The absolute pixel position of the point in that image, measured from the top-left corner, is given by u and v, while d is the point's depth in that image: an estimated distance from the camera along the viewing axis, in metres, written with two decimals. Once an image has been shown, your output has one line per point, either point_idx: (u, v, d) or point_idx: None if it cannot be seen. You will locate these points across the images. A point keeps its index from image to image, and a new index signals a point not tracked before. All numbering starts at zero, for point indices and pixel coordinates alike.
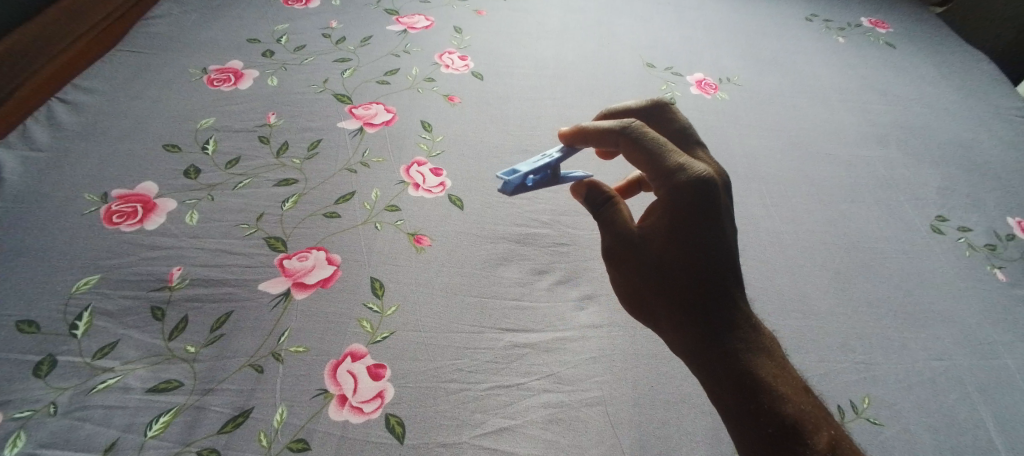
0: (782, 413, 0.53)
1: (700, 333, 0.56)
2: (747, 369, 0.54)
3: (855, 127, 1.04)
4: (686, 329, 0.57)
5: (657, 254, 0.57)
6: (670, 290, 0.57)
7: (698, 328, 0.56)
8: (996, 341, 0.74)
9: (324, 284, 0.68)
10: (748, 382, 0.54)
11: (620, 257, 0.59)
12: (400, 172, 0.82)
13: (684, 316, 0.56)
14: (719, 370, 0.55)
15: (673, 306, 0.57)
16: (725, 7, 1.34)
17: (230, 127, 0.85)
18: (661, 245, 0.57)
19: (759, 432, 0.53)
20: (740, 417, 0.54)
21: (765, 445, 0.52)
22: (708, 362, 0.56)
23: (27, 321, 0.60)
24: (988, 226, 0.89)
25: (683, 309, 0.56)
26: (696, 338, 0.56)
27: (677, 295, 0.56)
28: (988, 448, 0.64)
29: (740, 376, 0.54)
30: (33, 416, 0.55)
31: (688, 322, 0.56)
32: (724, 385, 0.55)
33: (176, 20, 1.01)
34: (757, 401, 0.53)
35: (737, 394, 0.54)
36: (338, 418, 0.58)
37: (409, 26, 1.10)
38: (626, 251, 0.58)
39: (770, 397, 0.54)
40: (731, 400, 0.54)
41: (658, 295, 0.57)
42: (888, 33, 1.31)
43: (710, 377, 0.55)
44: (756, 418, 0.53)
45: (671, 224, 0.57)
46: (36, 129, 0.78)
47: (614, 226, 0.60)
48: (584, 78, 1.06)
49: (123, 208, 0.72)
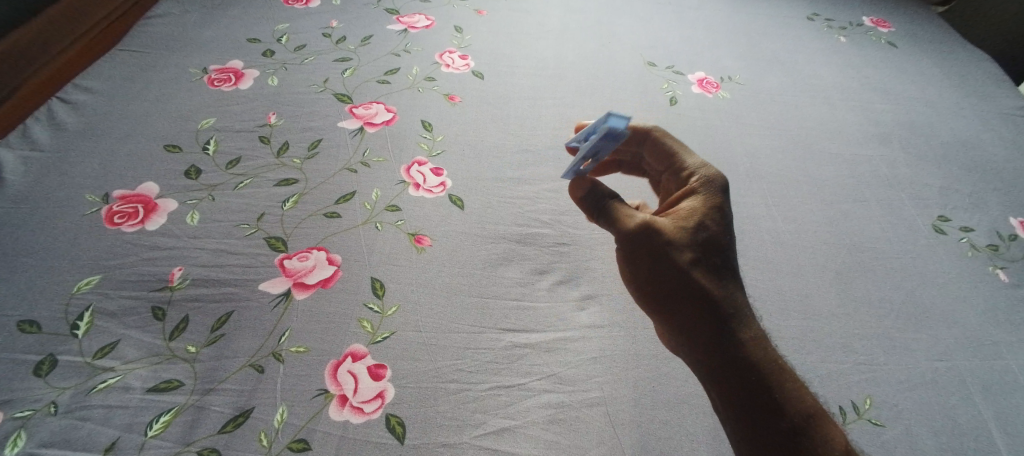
0: (798, 410, 0.51)
1: (716, 328, 0.54)
2: (761, 366, 0.53)
3: (857, 126, 1.04)
4: (700, 323, 0.55)
5: (676, 242, 0.56)
6: (687, 282, 0.55)
7: (713, 322, 0.54)
8: (998, 341, 0.74)
9: (324, 284, 0.68)
10: (763, 378, 0.52)
11: (634, 245, 0.57)
12: (400, 172, 0.82)
13: (700, 309, 0.55)
14: (734, 366, 0.53)
15: (690, 298, 0.55)
16: (727, 7, 1.33)
17: (231, 126, 0.85)
18: (680, 234, 0.56)
19: (773, 429, 0.51)
20: (755, 413, 0.52)
21: (778, 442, 0.50)
22: (722, 357, 0.53)
23: (28, 322, 0.60)
24: (990, 226, 0.88)
25: (699, 301, 0.55)
26: (711, 332, 0.54)
27: (695, 285, 0.55)
28: (990, 449, 0.64)
29: (754, 371, 0.53)
30: (33, 415, 0.55)
31: (704, 315, 0.54)
32: (739, 380, 0.52)
33: (177, 20, 1.01)
34: (772, 397, 0.52)
35: (751, 391, 0.52)
36: (338, 418, 0.58)
37: (410, 26, 1.09)
38: (644, 238, 0.57)
39: (787, 395, 0.52)
40: (745, 398, 0.52)
41: (675, 285, 0.56)
42: (890, 32, 1.31)
43: (723, 374, 0.53)
44: (770, 413, 0.51)
45: (691, 215, 0.58)
46: (37, 129, 0.78)
47: (631, 213, 0.59)
48: (585, 78, 1.06)
49: (124, 208, 0.72)
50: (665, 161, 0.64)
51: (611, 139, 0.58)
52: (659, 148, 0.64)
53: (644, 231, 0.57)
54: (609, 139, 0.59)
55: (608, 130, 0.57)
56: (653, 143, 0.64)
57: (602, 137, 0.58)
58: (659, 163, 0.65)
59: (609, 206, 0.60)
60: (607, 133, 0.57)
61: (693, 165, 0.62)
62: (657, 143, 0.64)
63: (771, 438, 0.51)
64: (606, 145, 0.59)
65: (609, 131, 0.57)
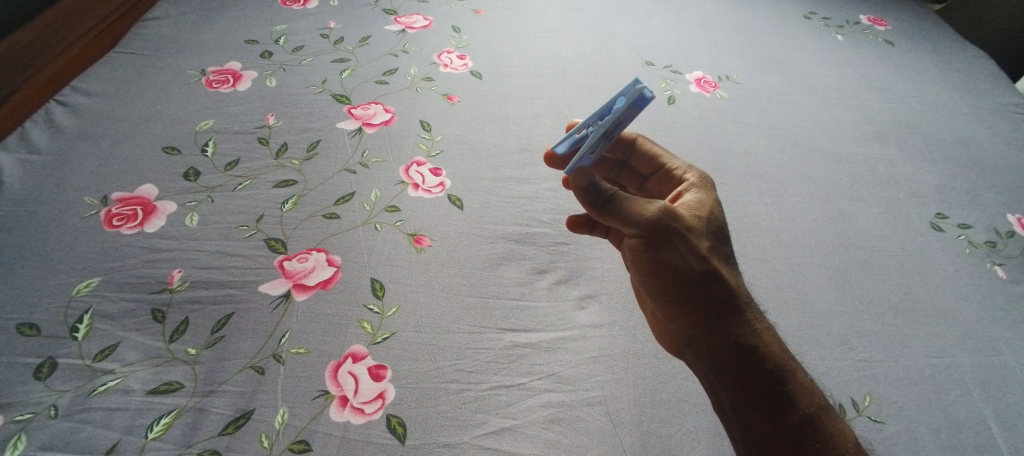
0: (807, 400, 0.56)
1: (728, 318, 0.59)
2: (774, 359, 0.57)
3: (855, 124, 1.04)
4: (712, 314, 0.59)
5: (692, 234, 0.60)
6: (705, 272, 0.59)
7: (725, 312, 0.59)
8: (997, 338, 0.74)
9: (324, 285, 0.68)
10: (777, 371, 0.57)
11: (655, 234, 0.59)
12: (399, 172, 0.82)
13: (714, 300, 0.59)
14: (747, 355, 0.57)
15: (706, 288, 0.59)
16: (724, 6, 1.33)
17: (229, 128, 0.84)
18: (694, 226, 0.61)
19: (783, 416, 0.56)
20: (772, 401, 0.56)
21: (791, 427, 0.55)
22: (739, 348, 0.58)
23: (28, 325, 0.60)
24: (988, 223, 0.89)
25: (713, 290, 0.59)
26: (724, 322, 0.59)
27: (710, 275, 0.59)
28: (989, 445, 0.64)
29: (768, 363, 0.57)
30: (33, 419, 0.55)
31: (717, 305, 0.59)
32: (751, 369, 0.57)
33: (174, 22, 1.01)
34: (785, 387, 0.57)
35: (763, 379, 0.57)
36: (339, 420, 0.58)
37: (408, 26, 1.09)
38: (666, 226, 0.59)
39: (797, 385, 0.57)
40: (760, 387, 0.56)
41: (692, 276, 0.59)
42: (887, 30, 1.31)
43: (737, 364, 0.57)
44: (780, 402, 0.56)
45: (698, 210, 0.63)
46: (35, 132, 0.78)
47: (647, 199, 0.60)
48: (584, 77, 1.06)
49: (123, 210, 0.71)
50: (652, 165, 0.71)
51: (635, 108, 0.54)
52: (645, 153, 0.71)
53: (665, 219, 0.59)
54: (631, 111, 0.55)
55: (637, 97, 0.54)
56: (639, 149, 0.71)
57: (631, 105, 0.54)
58: (643, 168, 0.72)
59: (613, 196, 0.59)
60: (636, 100, 0.54)
61: (681, 168, 0.69)
62: (643, 149, 0.71)
63: (782, 424, 0.55)
64: (626, 118, 0.55)
65: (638, 98, 0.54)
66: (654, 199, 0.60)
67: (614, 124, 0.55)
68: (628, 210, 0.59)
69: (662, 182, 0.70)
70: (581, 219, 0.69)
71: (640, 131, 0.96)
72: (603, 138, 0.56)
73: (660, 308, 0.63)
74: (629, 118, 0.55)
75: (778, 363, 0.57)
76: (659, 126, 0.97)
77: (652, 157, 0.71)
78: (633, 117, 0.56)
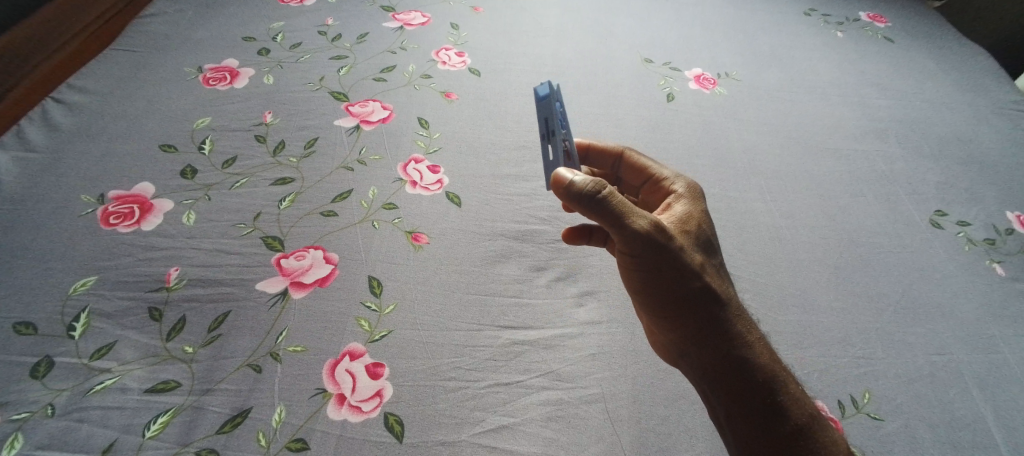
0: (801, 411, 0.57)
1: (721, 331, 0.59)
2: (769, 373, 0.58)
3: (854, 121, 1.04)
4: (706, 328, 0.59)
5: (684, 250, 0.60)
6: (696, 289, 0.59)
7: (718, 326, 0.59)
8: (996, 334, 0.74)
9: (321, 283, 0.68)
10: (771, 384, 0.57)
11: (646, 249, 0.58)
12: (398, 169, 0.82)
13: (707, 312, 0.59)
14: (742, 368, 0.57)
15: (698, 303, 0.59)
16: (724, 3, 1.33)
17: (227, 126, 0.84)
18: (685, 242, 0.61)
19: (776, 426, 0.56)
20: (765, 412, 0.56)
21: (786, 438, 0.56)
22: (732, 360, 0.58)
23: (25, 323, 0.60)
24: (988, 220, 0.88)
25: (706, 305, 0.59)
26: (717, 336, 0.59)
27: (704, 289, 0.59)
28: (988, 443, 0.64)
29: (762, 376, 0.57)
30: (30, 417, 0.54)
31: (710, 318, 0.59)
32: (745, 382, 0.57)
33: (171, 19, 1.00)
34: (779, 399, 0.57)
35: (757, 392, 0.57)
36: (337, 417, 0.58)
37: (406, 23, 1.09)
38: (657, 242, 0.58)
39: (791, 397, 0.57)
40: (754, 399, 0.57)
41: (685, 290, 0.59)
42: (887, 27, 1.30)
43: (732, 375, 0.57)
44: (774, 416, 0.56)
45: (688, 223, 0.63)
46: (32, 130, 0.78)
47: (638, 209, 0.59)
48: (583, 74, 1.05)
49: (120, 209, 0.71)
50: (641, 176, 0.72)
51: (544, 104, 0.63)
52: (633, 165, 0.72)
53: (655, 231, 0.58)
54: (545, 104, 0.63)
55: (535, 96, 0.64)
56: (627, 162, 0.72)
57: (536, 104, 0.64)
58: (635, 180, 0.73)
59: (606, 208, 0.57)
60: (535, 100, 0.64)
61: (669, 178, 0.69)
62: (631, 162, 0.72)
63: (777, 436, 0.56)
64: (547, 112, 0.63)
65: (538, 98, 0.63)
66: (644, 211, 0.59)
67: (542, 123, 0.64)
68: (620, 219, 0.57)
69: (652, 192, 0.70)
70: (579, 230, 0.68)
71: (640, 128, 0.95)
72: (547, 135, 0.63)
73: (654, 319, 0.63)
74: (549, 111, 0.63)
75: (773, 376, 0.58)
76: (658, 124, 0.97)
77: (640, 168, 0.71)
78: (550, 109, 0.63)
